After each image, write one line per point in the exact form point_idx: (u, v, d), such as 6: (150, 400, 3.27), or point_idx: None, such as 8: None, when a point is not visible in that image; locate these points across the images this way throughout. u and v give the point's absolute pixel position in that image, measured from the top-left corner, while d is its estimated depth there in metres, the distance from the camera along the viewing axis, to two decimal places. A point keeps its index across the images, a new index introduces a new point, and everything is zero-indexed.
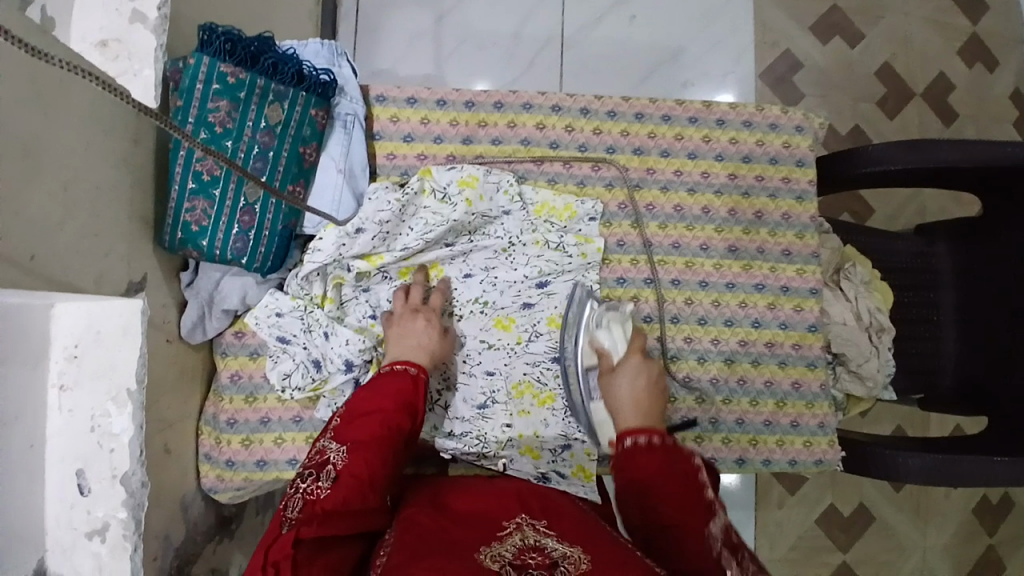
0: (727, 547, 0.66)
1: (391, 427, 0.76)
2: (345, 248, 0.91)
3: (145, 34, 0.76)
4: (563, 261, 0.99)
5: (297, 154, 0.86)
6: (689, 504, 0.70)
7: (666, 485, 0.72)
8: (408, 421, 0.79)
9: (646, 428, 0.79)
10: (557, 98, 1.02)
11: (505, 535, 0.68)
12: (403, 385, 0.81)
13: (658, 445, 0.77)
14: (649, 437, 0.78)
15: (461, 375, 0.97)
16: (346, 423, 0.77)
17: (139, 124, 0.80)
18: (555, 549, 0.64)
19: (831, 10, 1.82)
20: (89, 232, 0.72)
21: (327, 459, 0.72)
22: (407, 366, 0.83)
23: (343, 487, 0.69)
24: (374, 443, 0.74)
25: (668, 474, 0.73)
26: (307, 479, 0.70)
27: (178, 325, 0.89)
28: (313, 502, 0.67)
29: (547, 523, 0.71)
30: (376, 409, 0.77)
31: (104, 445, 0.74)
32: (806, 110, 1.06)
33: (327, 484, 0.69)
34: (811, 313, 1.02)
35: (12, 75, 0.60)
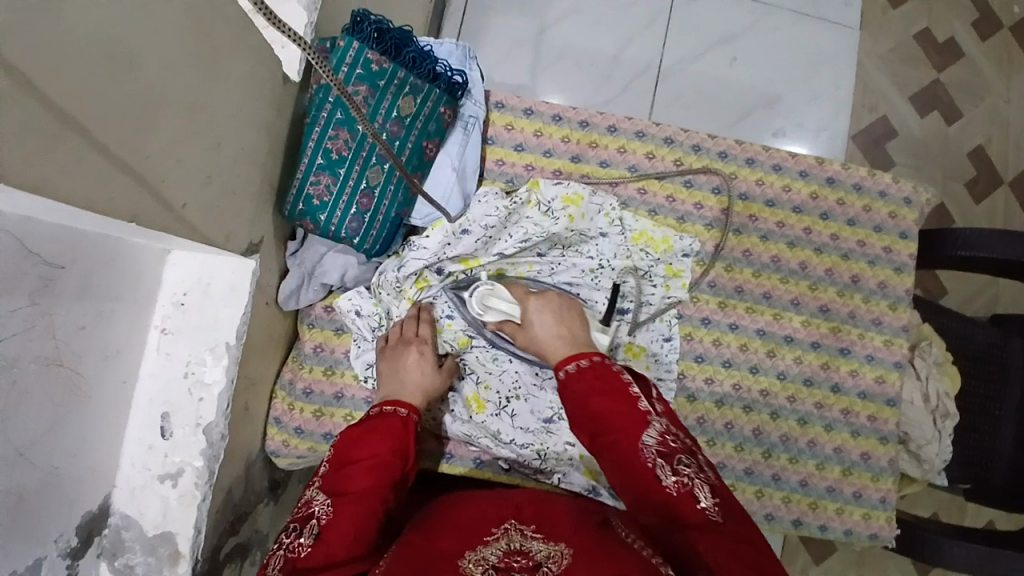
0: (661, 456, 0.67)
1: (376, 473, 0.71)
2: (449, 248, 0.95)
3: (297, 9, 0.80)
4: (646, 291, 0.99)
5: (420, 148, 0.89)
6: (627, 418, 0.71)
7: (602, 404, 0.72)
8: (397, 462, 0.74)
9: (583, 354, 0.79)
10: (672, 131, 1.03)
11: (490, 538, 0.62)
12: (395, 427, 0.77)
13: (588, 368, 0.76)
14: (590, 361, 0.77)
15: (532, 386, 0.98)
16: (335, 470, 0.72)
17: (285, 95, 0.84)
18: (539, 550, 0.59)
19: (936, 82, 1.79)
20: (227, 192, 0.76)
21: (312, 513, 0.68)
22: (397, 407, 0.80)
23: (326, 541, 0.64)
24: (364, 494, 0.69)
25: (604, 394, 0.73)
26: (290, 534, 0.66)
27: (277, 290, 0.92)
28: (293, 560, 0.63)
29: (536, 527, 0.65)
30: (363, 455, 0.73)
31: (194, 393, 0.78)
32: (917, 183, 1.05)
33: (308, 541, 0.65)
34: (892, 387, 1.01)
35: (198, 37, 0.63)
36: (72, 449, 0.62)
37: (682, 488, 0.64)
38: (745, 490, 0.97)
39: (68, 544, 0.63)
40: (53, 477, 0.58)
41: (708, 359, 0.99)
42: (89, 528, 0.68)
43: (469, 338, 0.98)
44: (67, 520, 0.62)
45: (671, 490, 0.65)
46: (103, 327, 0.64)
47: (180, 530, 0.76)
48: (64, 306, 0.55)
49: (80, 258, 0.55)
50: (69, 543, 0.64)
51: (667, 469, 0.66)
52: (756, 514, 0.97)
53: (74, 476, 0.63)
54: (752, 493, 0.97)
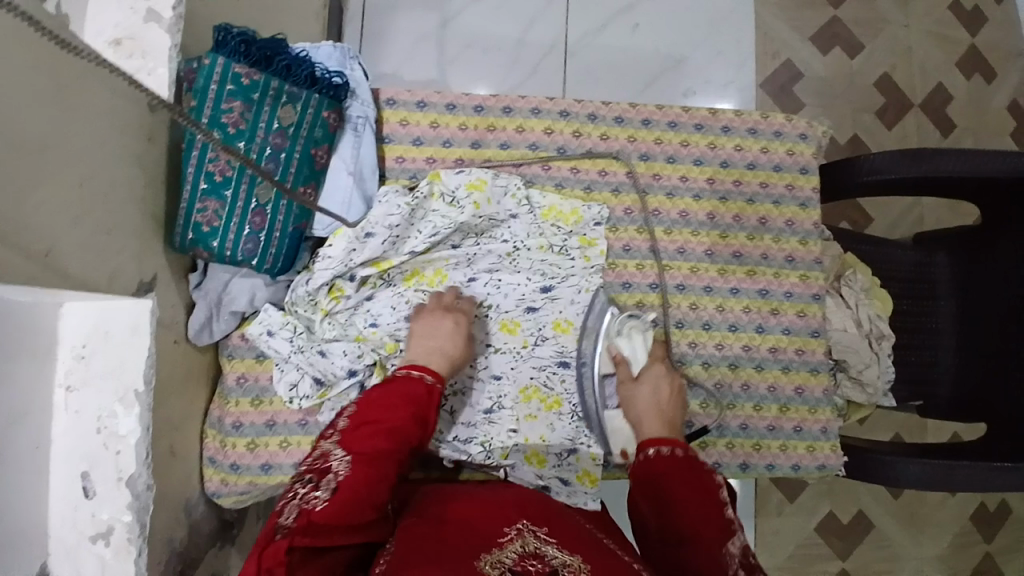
0: (744, 568, 0.65)
1: (395, 439, 0.71)
2: (355, 254, 0.92)
3: (159, 32, 0.76)
4: (565, 265, 0.99)
5: (309, 155, 0.86)
6: (704, 516, 0.71)
7: (681, 493, 0.73)
8: (414, 433, 0.74)
9: (669, 440, 0.81)
10: (566, 104, 1.03)
11: (505, 539, 0.65)
12: (421, 398, 0.77)
13: (682, 457, 0.78)
14: (677, 448, 0.79)
15: (468, 380, 0.97)
16: (353, 429, 0.71)
17: (154, 123, 0.80)
18: (556, 556, 0.62)
19: (832, 21, 1.84)
20: (102, 232, 0.72)
21: (329, 467, 0.65)
22: (425, 375, 0.81)
23: (349, 493, 0.63)
24: (382, 456, 0.69)
25: (685, 486, 0.74)
26: (304, 486, 0.63)
27: (185, 326, 0.88)
28: (308, 513, 0.59)
29: (546, 530, 0.69)
30: (388, 421, 0.73)
31: (110, 447, 0.72)
32: (810, 119, 1.07)
33: (323, 495, 0.62)
34: (814, 319, 1.03)
35: (38, 69, 0.60)
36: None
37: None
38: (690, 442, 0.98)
39: None
40: None
41: (635, 322, 1.00)
42: None
43: (397, 342, 0.94)
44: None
45: None
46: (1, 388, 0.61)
47: None
48: None
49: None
50: None
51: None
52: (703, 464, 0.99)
53: None
54: (696, 444, 0.99)
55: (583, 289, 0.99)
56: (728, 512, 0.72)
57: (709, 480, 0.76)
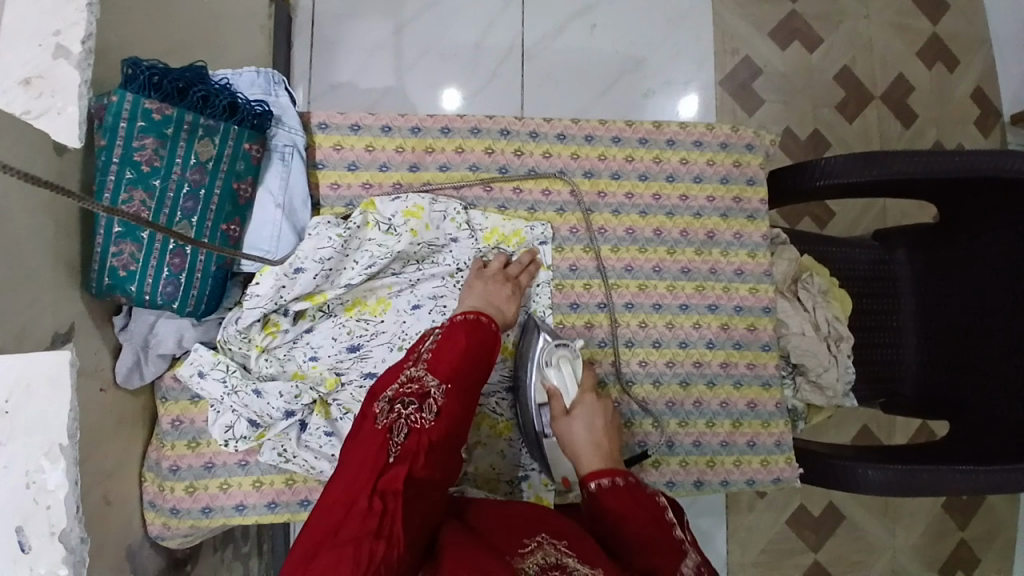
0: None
1: (474, 379, 0.79)
2: (285, 291, 0.88)
3: (69, 69, 0.70)
4: None
5: (231, 190, 0.83)
6: (659, 542, 0.70)
7: (633, 523, 0.71)
8: (489, 370, 0.82)
9: (610, 470, 0.78)
10: (506, 122, 1.00)
11: (525, 551, 0.63)
12: (491, 342, 0.83)
13: (624, 484, 0.76)
14: (617, 477, 0.77)
15: None
16: (438, 362, 0.79)
17: (61, 166, 0.76)
18: (579, 572, 0.61)
19: (790, 15, 1.82)
20: (4, 290, 0.68)
21: (426, 394, 0.75)
22: (489, 320, 0.85)
23: (443, 425, 0.73)
24: (466, 390, 0.78)
25: (636, 514, 0.72)
26: (407, 408, 0.73)
27: (112, 371, 0.85)
28: (418, 433, 0.71)
29: (567, 543, 0.66)
30: (475, 370, 0.80)
31: (39, 502, 0.70)
32: (757, 127, 1.05)
33: (428, 418, 0.73)
34: (765, 333, 1.02)
35: None
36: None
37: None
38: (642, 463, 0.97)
39: None
40: None
41: (584, 343, 0.98)
42: None
43: (338, 374, 0.94)
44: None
45: None
46: None
47: None
48: None
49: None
50: None
51: None
52: (656, 484, 0.98)
53: None
54: (649, 465, 0.97)
55: (531, 311, 0.97)
56: (676, 533, 0.72)
57: (655, 504, 0.74)
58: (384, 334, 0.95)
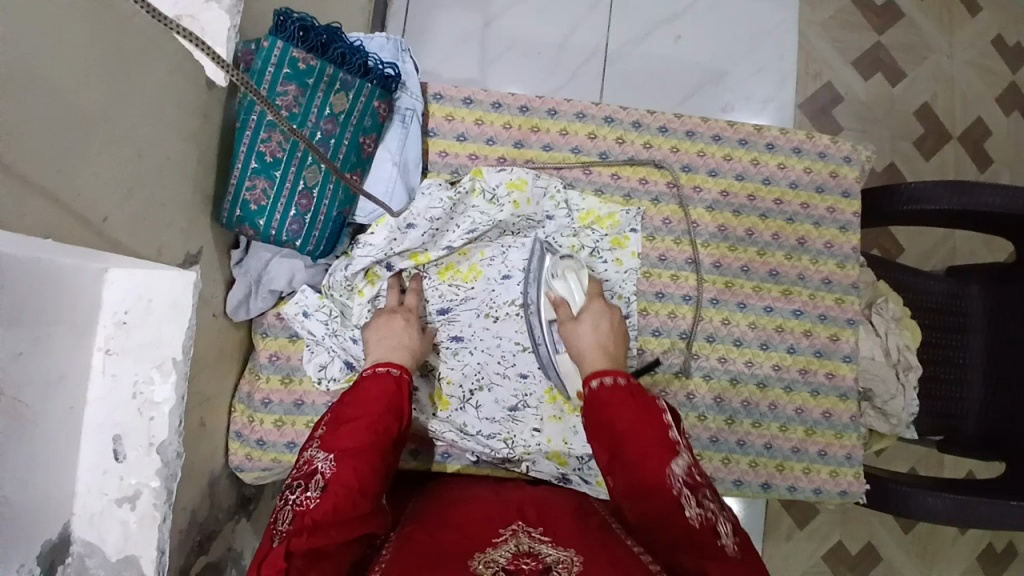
0: (687, 487, 0.69)
1: (381, 426, 0.75)
2: (395, 243, 0.94)
3: (217, 12, 0.76)
4: (598, 268, 1.00)
5: (357, 143, 0.88)
6: (651, 441, 0.72)
7: (627, 418, 0.74)
8: (395, 423, 0.77)
9: (612, 371, 0.79)
10: (611, 110, 1.03)
11: (499, 540, 0.69)
12: (386, 387, 0.79)
13: (623, 385, 0.78)
14: (617, 377, 0.78)
15: (496, 376, 0.98)
16: (334, 430, 0.74)
17: (210, 101, 0.82)
18: (548, 554, 0.65)
19: (877, 46, 1.83)
20: (156, 205, 0.74)
21: (315, 469, 0.71)
22: (389, 368, 0.81)
23: (331, 496, 0.68)
24: (366, 450, 0.72)
25: (630, 409, 0.74)
26: (296, 491, 0.70)
27: (223, 301, 0.91)
28: (302, 514, 0.66)
29: (541, 530, 0.73)
30: (364, 413, 0.76)
31: (144, 413, 0.77)
32: (855, 142, 1.07)
33: (315, 495, 0.68)
34: (847, 343, 1.02)
35: (103, 44, 0.61)
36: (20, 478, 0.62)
37: (704, 521, 0.66)
38: (712, 458, 0.99)
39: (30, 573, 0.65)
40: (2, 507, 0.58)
41: (666, 332, 1.00)
42: (50, 558, 0.69)
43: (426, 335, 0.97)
44: (25, 552, 0.64)
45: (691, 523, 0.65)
46: (43, 350, 0.65)
47: (143, 554, 0.76)
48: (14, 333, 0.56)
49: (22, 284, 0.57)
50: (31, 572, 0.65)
51: (690, 501, 0.67)
52: (724, 481, 0.98)
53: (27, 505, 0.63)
54: (718, 460, 0.99)
55: (617, 294, 0.99)
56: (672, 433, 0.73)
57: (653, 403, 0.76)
58: (473, 300, 0.99)
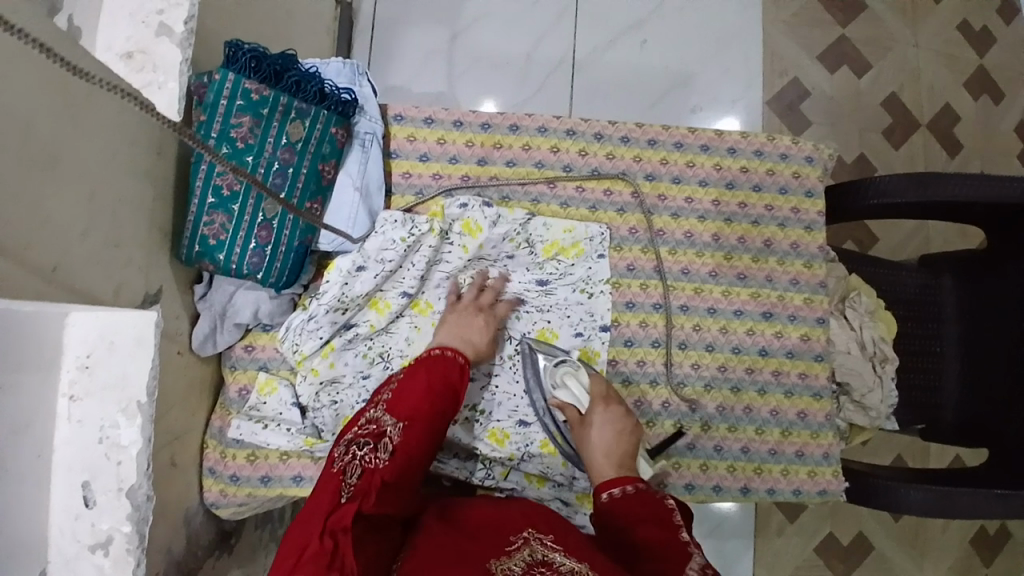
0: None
1: (439, 411, 0.77)
2: (348, 289, 0.93)
3: (171, 47, 0.76)
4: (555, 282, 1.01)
5: (316, 171, 0.87)
6: (664, 538, 0.71)
7: (642, 526, 0.72)
8: (452, 406, 0.79)
9: (624, 479, 0.79)
10: (573, 123, 1.04)
11: (512, 548, 0.68)
12: (453, 373, 0.82)
13: (632, 491, 0.77)
14: (627, 486, 0.78)
15: (462, 407, 0.97)
16: (396, 399, 0.77)
17: (162, 137, 0.81)
18: (563, 563, 0.64)
19: (839, 41, 1.84)
20: (110, 245, 0.73)
21: (383, 431, 0.74)
22: (455, 355, 0.84)
23: (397, 465, 0.71)
24: (427, 426, 0.76)
25: (641, 518, 0.74)
26: (362, 448, 0.72)
27: (189, 338, 0.90)
28: (372, 472, 0.69)
29: (553, 539, 0.71)
30: (425, 387, 0.78)
31: (111, 457, 0.74)
32: (817, 141, 1.07)
33: (383, 457, 0.71)
34: (818, 343, 1.03)
35: (44, 86, 0.60)
36: None
37: None
38: (690, 465, 0.98)
39: None
40: None
41: (638, 342, 1.00)
42: None
43: None
44: None
45: None
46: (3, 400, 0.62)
47: None
48: None
49: None
50: None
51: None
52: (704, 487, 0.99)
53: None
54: (696, 467, 0.99)
55: (579, 288, 1.00)
56: (681, 535, 0.71)
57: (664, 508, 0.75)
58: None
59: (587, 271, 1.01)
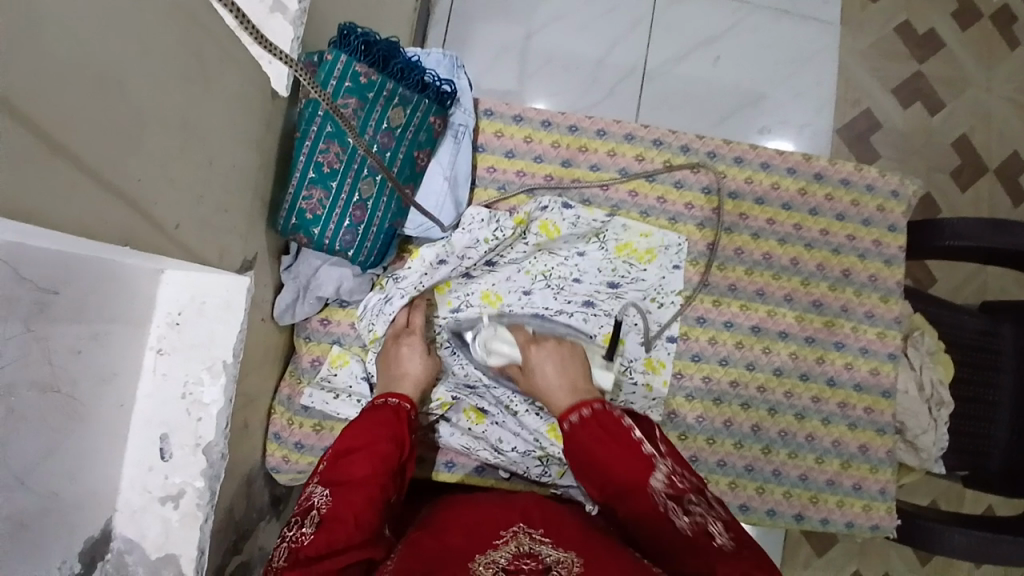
0: (672, 499, 0.69)
1: (375, 463, 0.76)
2: (427, 279, 0.96)
3: (283, 24, 0.76)
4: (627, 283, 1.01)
5: (411, 157, 0.90)
6: (631, 465, 0.72)
7: (607, 455, 0.73)
8: (393, 451, 0.78)
9: (582, 402, 0.79)
10: (660, 133, 1.04)
11: (500, 541, 0.67)
12: (385, 417, 0.81)
13: (591, 416, 0.77)
14: (586, 409, 0.78)
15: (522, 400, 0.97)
16: (331, 464, 0.76)
17: (273, 110, 0.83)
18: (549, 554, 0.64)
19: (917, 75, 1.81)
20: (220, 210, 0.75)
21: (312, 505, 0.72)
22: (388, 399, 0.84)
23: (326, 530, 0.68)
24: (361, 483, 0.73)
25: (606, 443, 0.74)
26: (293, 527, 0.71)
27: (272, 306, 0.93)
28: (297, 549, 0.67)
29: (545, 531, 0.70)
30: (360, 443, 0.77)
31: (193, 414, 0.74)
32: (903, 176, 1.06)
33: (310, 530, 0.69)
34: (887, 378, 1.02)
35: (184, 53, 0.62)
36: (67, 474, 0.59)
37: (696, 529, 0.66)
38: (746, 486, 0.98)
39: (72, 571, 0.61)
40: (52, 502, 0.56)
41: (706, 358, 1.00)
42: (90, 554, 0.65)
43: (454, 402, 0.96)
44: (66, 550, 0.60)
45: (682, 533, 0.67)
46: (98, 348, 0.62)
47: (182, 553, 0.71)
48: (59, 331, 0.53)
49: (65, 283, 0.52)
50: (73, 569, 0.62)
51: (678, 511, 0.68)
52: (758, 510, 0.98)
53: (70, 503, 0.60)
54: (752, 489, 0.99)
55: (651, 296, 1.00)
56: (646, 447, 0.73)
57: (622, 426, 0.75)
58: (496, 388, 0.97)
59: (660, 279, 1.01)
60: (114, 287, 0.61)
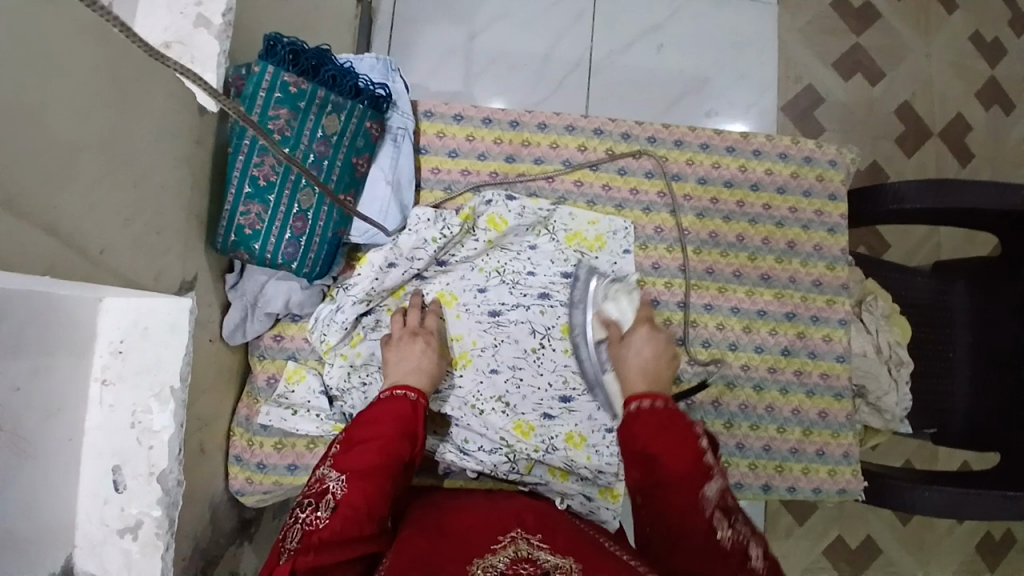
0: (720, 509, 0.69)
1: (391, 456, 0.75)
2: (380, 284, 0.95)
3: (208, 39, 0.76)
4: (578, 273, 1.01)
5: (350, 164, 0.89)
6: (686, 462, 0.73)
7: (662, 450, 0.74)
8: (407, 447, 0.77)
9: (649, 394, 0.81)
10: (600, 122, 1.05)
11: (498, 546, 0.66)
12: (405, 411, 0.80)
13: (663, 408, 0.79)
14: (655, 402, 0.80)
15: (486, 398, 0.97)
16: (346, 450, 0.76)
17: (201, 127, 0.81)
18: (547, 560, 0.63)
19: (854, 48, 1.86)
20: (152, 232, 0.73)
21: (327, 488, 0.71)
22: (403, 391, 0.83)
23: (342, 515, 0.67)
24: (374, 472, 0.73)
25: (663, 438, 0.75)
26: (305, 509, 0.69)
27: (220, 326, 0.91)
28: (311, 532, 0.66)
29: (541, 537, 0.69)
30: (376, 435, 0.76)
31: (144, 443, 0.68)
32: (839, 145, 1.09)
33: (325, 514, 0.68)
34: (839, 344, 1.04)
35: (98, 74, 0.61)
36: (18, 510, 0.55)
37: (736, 543, 0.66)
38: None
39: None
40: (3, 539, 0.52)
41: None
42: None
43: None
44: None
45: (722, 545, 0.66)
46: (40, 381, 0.58)
47: None
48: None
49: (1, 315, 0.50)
50: None
51: (722, 522, 0.68)
52: None
53: (24, 539, 0.56)
54: None
55: None
56: (708, 457, 0.74)
57: (688, 427, 0.77)
58: (461, 388, 0.97)
59: (611, 265, 1.01)
60: (50, 316, 0.57)
